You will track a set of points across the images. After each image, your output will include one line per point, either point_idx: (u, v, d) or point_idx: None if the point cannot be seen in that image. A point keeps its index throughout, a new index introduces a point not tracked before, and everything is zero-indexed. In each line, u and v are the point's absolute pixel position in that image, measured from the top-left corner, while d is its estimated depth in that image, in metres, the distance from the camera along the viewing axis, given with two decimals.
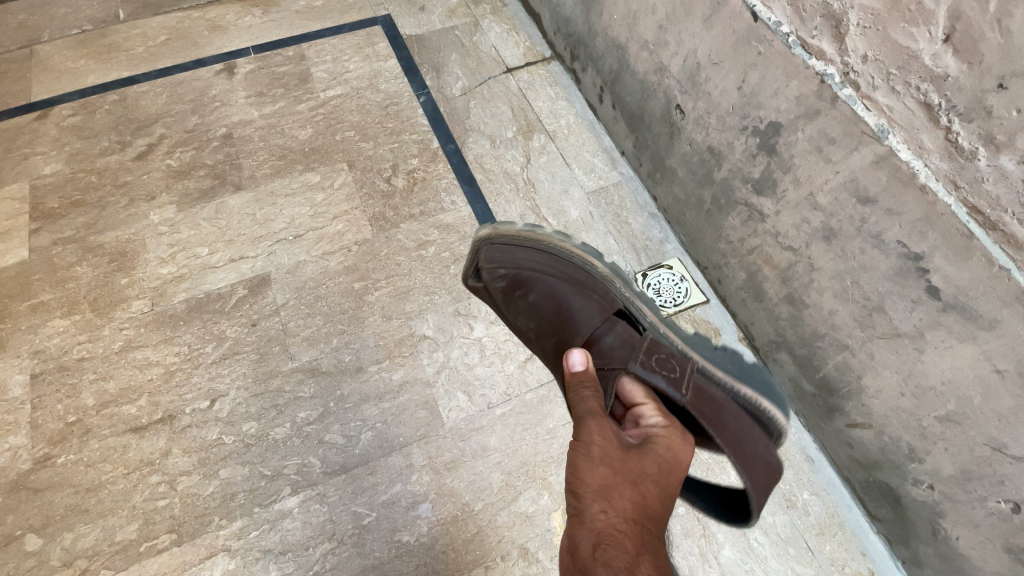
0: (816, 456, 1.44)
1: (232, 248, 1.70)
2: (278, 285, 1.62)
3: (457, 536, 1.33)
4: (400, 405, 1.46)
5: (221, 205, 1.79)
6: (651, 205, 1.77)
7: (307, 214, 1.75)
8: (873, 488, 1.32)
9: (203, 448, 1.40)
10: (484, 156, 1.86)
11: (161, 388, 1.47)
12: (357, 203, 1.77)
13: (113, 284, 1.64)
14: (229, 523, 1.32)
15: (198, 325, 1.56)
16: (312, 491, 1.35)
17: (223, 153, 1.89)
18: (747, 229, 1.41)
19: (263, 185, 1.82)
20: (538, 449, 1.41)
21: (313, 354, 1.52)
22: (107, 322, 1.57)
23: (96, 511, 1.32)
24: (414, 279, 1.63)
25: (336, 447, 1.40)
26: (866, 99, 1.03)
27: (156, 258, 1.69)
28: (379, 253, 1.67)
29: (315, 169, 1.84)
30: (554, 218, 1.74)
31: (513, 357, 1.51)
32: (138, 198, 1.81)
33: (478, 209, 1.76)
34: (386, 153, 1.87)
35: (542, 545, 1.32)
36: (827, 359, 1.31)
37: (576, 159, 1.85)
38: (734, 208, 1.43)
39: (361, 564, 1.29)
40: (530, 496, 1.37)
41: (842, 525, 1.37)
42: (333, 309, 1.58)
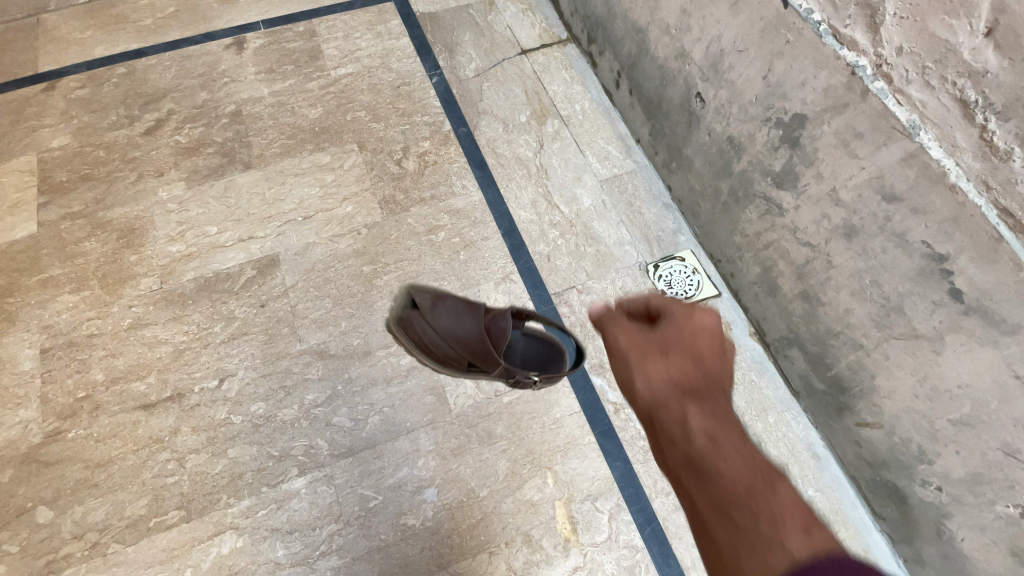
0: (822, 453, 1.43)
1: (242, 227, 1.68)
2: (287, 266, 1.61)
3: (462, 520, 1.33)
4: (407, 389, 1.46)
5: (230, 183, 1.77)
6: (665, 194, 1.73)
7: (317, 194, 1.73)
8: (879, 487, 1.32)
9: (211, 426, 1.40)
10: (496, 140, 1.82)
11: (170, 366, 1.48)
12: (367, 184, 1.74)
13: (122, 261, 1.64)
14: (237, 501, 1.32)
15: (207, 303, 1.56)
16: (320, 472, 1.36)
17: (232, 130, 1.87)
18: (764, 223, 1.38)
19: (273, 164, 1.80)
20: (545, 438, 1.41)
21: (322, 336, 1.52)
22: (117, 299, 1.57)
23: (106, 486, 1.33)
24: (424, 264, 1.62)
25: (344, 429, 1.41)
26: (898, 93, 1.00)
27: (165, 236, 1.68)
28: (389, 236, 1.66)
29: (325, 150, 1.81)
30: (567, 206, 1.71)
31: None
32: (146, 174, 1.80)
33: (489, 194, 1.73)
34: (397, 134, 1.84)
35: (546, 533, 1.32)
36: (839, 357, 1.30)
37: (590, 145, 1.81)
38: (752, 200, 1.40)
39: (367, 546, 1.30)
40: (535, 484, 1.36)
41: (845, 522, 1.36)
42: (342, 292, 1.57)
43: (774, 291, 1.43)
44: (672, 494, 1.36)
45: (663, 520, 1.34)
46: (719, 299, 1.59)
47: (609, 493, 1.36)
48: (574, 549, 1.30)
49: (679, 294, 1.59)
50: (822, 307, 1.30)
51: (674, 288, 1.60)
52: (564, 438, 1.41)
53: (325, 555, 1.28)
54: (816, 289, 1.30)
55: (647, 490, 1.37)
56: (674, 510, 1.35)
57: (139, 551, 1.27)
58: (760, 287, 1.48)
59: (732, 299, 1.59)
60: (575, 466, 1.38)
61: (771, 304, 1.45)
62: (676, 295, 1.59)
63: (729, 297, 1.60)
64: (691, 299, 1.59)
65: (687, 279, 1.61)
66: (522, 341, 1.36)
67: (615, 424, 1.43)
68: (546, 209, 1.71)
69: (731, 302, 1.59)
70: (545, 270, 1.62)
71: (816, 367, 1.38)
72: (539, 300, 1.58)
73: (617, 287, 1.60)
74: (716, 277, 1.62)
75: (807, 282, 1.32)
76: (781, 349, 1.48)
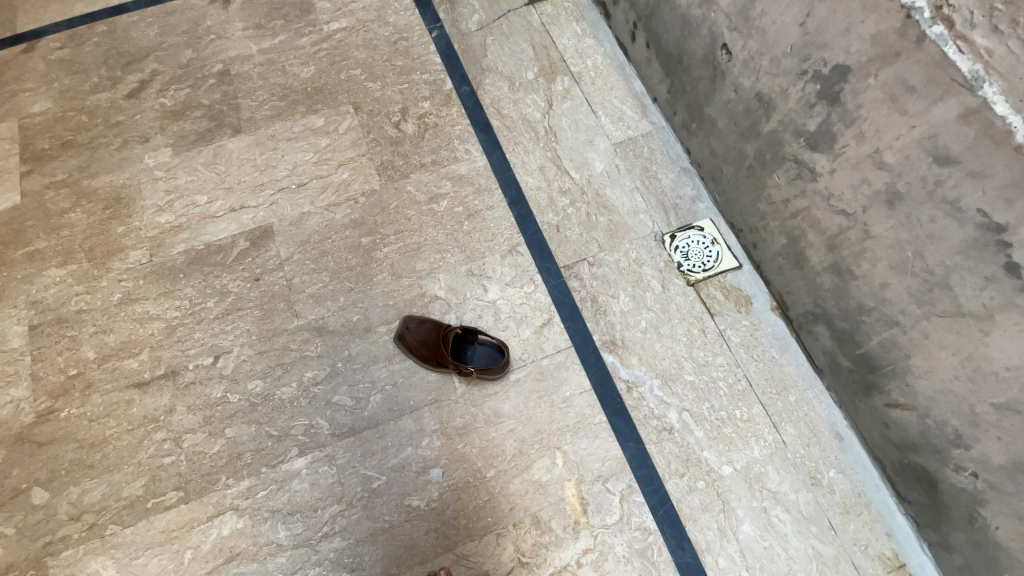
0: (846, 433, 1.36)
1: (233, 196, 1.59)
2: (281, 238, 1.53)
3: (468, 502, 1.28)
4: (410, 367, 1.39)
5: (219, 149, 1.67)
6: (683, 158, 1.61)
7: (311, 161, 1.63)
8: (907, 470, 1.25)
9: (207, 405, 1.35)
10: (501, 100, 1.69)
11: (163, 343, 1.42)
12: (364, 149, 1.63)
13: (109, 233, 1.56)
14: (236, 482, 1.28)
15: (198, 278, 1.49)
16: (321, 452, 1.31)
17: (220, 92, 1.75)
18: (793, 189, 1.27)
19: (264, 128, 1.68)
20: (554, 417, 1.35)
21: (320, 312, 1.44)
22: (105, 273, 1.50)
23: (102, 466, 1.30)
24: (426, 235, 1.53)
25: (344, 408, 1.35)
26: (960, 40, 0.89)
27: (152, 206, 1.59)
28: (388, 205, 1.56)
29: (318, 112, 1.70)
30: (577, 171, 1.60)
31: (528, 322, 1.44)
32: (131, 140, 1.69)
33: (494, 159, 1.62)
34: (395, 95, 1.71)
35: (555, 514, 1.27)
36: (870, 334, 1.21)
37: (603, 105, 1.68)
38: (781, 164, 1.28)
39: (370, 527, 1.26)
40: (543, 465, 1.31)
41: (868, 505, 1.31)
42: (340, 265, 1.49)
43: (801, 263, 1.33)
44: (687, 476, 1.30)
45: (677, 502, 1.28)
46: (740, 272, 1.49)
47: (621, 474, 1.30)
48: (584, 531, 1.26)
49: (697, 267, 1.49)
50: (855, 281, 1.20)
51: (692, 259, 1.50)
52: (574, 417, 1.35)
53: (328, 537, 1.25)
54: (848, 261, 1.20)
55: (660, 471, 1.31)
56: (689, 492, 1.29)
57: (138, 532, 1.25)
58: (785, 259, 1.38)
59: (753, 272, 1.49)
60: (585, 447, 1.32)
61: (797, 277, 1.36)
62: (694, 267, 1.49)
63: (750, 270, 1.50)
64: (710, 272, 1.49)
65: (705, 250, 1.51)
66: (484, 352, 1.40)
67: (628, 403, 1.36)
68: (555, 175, 1.60)
69: (753, 275, 1.49)
70: (554, 242, 1.52)
71: (843, 344, 1.29)
72: (548, 273, 1.49)
73: (631, 259, 1.50)
74: (737, 248, 1.52)
75: (840, 253, 1.21)
76: (805, 325, 1.39)
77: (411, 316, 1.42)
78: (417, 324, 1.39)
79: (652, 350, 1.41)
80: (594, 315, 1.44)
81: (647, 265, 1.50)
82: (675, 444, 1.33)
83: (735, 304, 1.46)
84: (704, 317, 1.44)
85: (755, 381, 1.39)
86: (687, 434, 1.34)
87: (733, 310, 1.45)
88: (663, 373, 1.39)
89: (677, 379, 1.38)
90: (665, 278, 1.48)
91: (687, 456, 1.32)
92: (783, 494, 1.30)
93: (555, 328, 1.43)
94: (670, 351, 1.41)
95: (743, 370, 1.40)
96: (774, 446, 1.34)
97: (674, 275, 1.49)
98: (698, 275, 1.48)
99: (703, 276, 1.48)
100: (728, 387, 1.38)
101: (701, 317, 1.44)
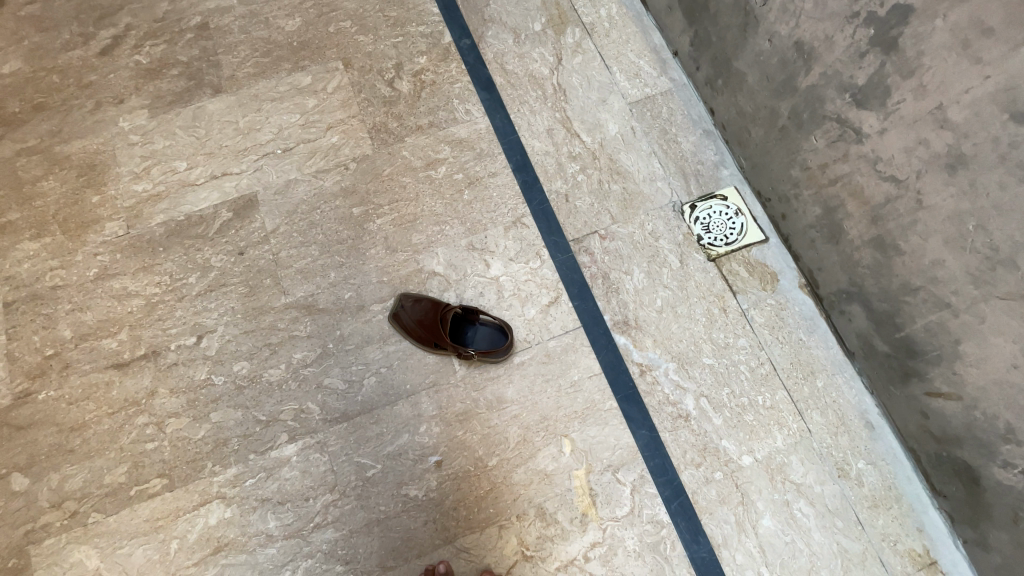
0: (877, 422, 1.25)
1: (214, 162, 1.47)
2: (266, 208, 1.41)
3: (469, 492, 1.20)
4: (406, 348, 1.29)
5: (198, 111, 1.53)
6: (706, 119, 1.46)
7: (297, 123, 1.49)
8: (945, 464, 1.15)
9: (191, 388, 1.27)
10: (505, 54, 1.53)
11: (143, 321, 1.32)
12: (355, 110, 1.49)
13: (84, 203, 1.45)
14: (223, 469, 1.21)
15: (179, 251, 1.38)
16: (312, 439, 1.23)
17: (199, 48, 1.60)
18: (833, 152, 1.14)
19: (246, 87, 1.54)
20: (560, 403, 1.25)
21: (309, 289, 1.34)
22: (80, 246, 1.40)
23: (82, 452, 1.23)
24: (422, 205, 1.40)
25: (336, 392, 1.26)
26: None
27: (129, 173, 1.47)
28: (381, 172, 1.43)
29: (305, 69, 1.55)
30: (588, 134, 1.45)
31: (534, 300, 1.33)
32: (104, 101, 1.56)
33: (497, 121, 1.47)
34: (388, 49, 1.55)
35: (561, 506, 1.19)
36: (914, 316, 1.09)
37: (618, 60, 1.51)
38: (820, 124, 1.15)
39: (366, 517, 1.19)
40: (550, 454, 1.22)
41: (899, 499, 1.21)
42: (330, 238, 1.38)
43: (836, 236, 1.20)
44: (704, 467, 1.21)
45: (693, 494, 1.19)
46: (766, 246, 1.36)
47: (633, 464, 1.22)
48: (593, 524, 1.18)
49: (718, 240, 1.36)
50: (900, 257, 1.08)
51: (713, 232, 1.37)
52: (583, 403, 1.25)
53: (320, 527, 1.18)
54: (893, 235, 1.08)
55: (675, 461, 1.21)
56: (705, 483, 1.20)
57: (121, 521, 1.19)
58: (819, 232, 1.24)
59: (781, 246, 1.36)
60: (594, 435, 1.23)
61: (831, 252, 1.23)
62: (715, 241, 1.36)
63: (777, 244, 1.36)
64: (732, 246, 1.36)
65: (728, 222, 1.37)
66: (485, 333, 1.29)
67: (641, 388, 1.26)
68: (564, 138, 1.45)
69: (780, 249, 1.35)
70: (562, 213, 1.39)
71: (880, 327, 1.17)
72: (555, 247, 1.37)
73: (647, 232, 1.37)
74: (763, 220, 1.38)
75: (884, 226, 1.09)
76: (837, 305, 1.26)
77: (407, 294, 1.31)
78: (413, 303, 1.29)
79: (668, 332, 1.30)
80: (605, 293, 1.33)
81: (665, 238, 1.37)
82: (692, 432, 1.23)
83: (760, 281, 1.33)
84: (725, 296, 1.33)
85: (779, 365, 1.28)
86: (705, 422, 1.24)
87: (757, 288, 1.33)
88: (680, 356, 1.28)
89: (694, 362, 1.28)
90: (683, 253, 1.36)
91: (704, 445, 1.22)
92: (807, 486, 1.21)
93: (563, 307, 1.32)
94: (687, 333, 1.30)
95: (767, 353, 1.29)
96: (799, 435, 1.24)
97: (693, 250, 1.36)
98: (720, 249, 1.36)
99: (725, 251, 1.36)
100: (750, 371, 1.27)
101: (722, 295, 1.32)
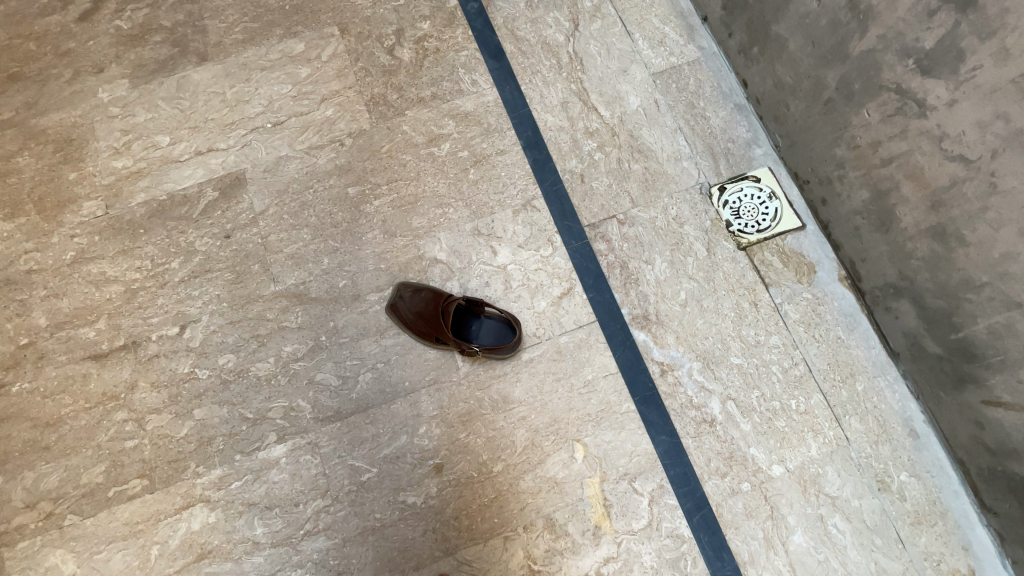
0: (922, 430, 1.13)
1: (199, 137, 1.34)
2: (255, 187, 1.29)
3: (471, 500, 1.11)
4: (405, 342, 1.19)
5: (183, 80, 1.38)
6: (738, 92, 1.31)
7: (289, 95, 1.36)
8: (999, 480, 1.03)
9: (173, 382, 1.18)
10: (517, 19, 1.39)
11: (123, 310, 1.22)
12: (351, 80, 1.36)
13: (60, 180, 1.32)
14: (207, 471, 1.13)
15: (161, 233, 1.27)
16: (302, 440, 1.14)
17: (184, 11, 1.43)
18: (889, 128, 1.00)
19: (234, 55, 1.39)
20: (573, 405, 1.14)
21: (301, 276, 1.23)
22: (56, 227, 1.28)
23: (58, 449, 1.14)
24: (424, 185, 1.28)
25: (329, 389, 1.17)
26: None
27: (108, 148, 1.34)
28: (379, 149, 1.31)
29: (297, 35, 1.40)
30: (607, 108, 1.32)
31: (544, 291, 1.21)
32: (83, 70, 1.40)
33: (507, 93, 1.34)
34: (389, 13, 1.41)
35: (572, 517, 1.09)
36: (975, 316, 0.96)
37: (641, 25, 1.37)
38: (874, 96, 1.01)
39: (360, 525, 1.10)
40: (560, 460, 1.12)
41: (945, 516, 1.09)
42: (323, 221, 1.26)
43: (886, 224, 1.07)
44: (729, 477, 1.10)
45: (717, 507, 1.09)
46: (803, 234, 1.23)
47: (651, 473, 1.11)
48: (606, 537, 1.08)
49: (750, 227, 1.23)
50: (963, 249, 0.95)
51: (744, 218, 1.24)
52: (597, 405, 1.14)
53: (311, 535, 1.10)
54: (957, 223, 0.95)
55: (698, 470, 1.11)
56: (731, 495, 1.10)
57: (99, 523, 1.11)
58: (865, 219, 1.11)
59: (819, 234, 1.22)
60: (609, 440, 1.13)
61: (878, 241, 1.10)
62: (746, 228, 1.23)
63: (815, 231, 1.23)
64: (765, 233, 1.23)
65: (760, 207, 1.24)
66: (491, 327, 1.18)
67: (661, 390, 1.15)
68: (581, 112, 1.32)
69: (818, 238, 1.22)
70: (577, 195, 1.27)
71: (932, 326, 1.05)
72: (568, 232, 1.25)
73: (670, 217, 1.25)
74: (800, 205, 1.24)
75: (945, 214, 0.96)
76: (881, 300, 1.14)
77: (406, 283, 1.20)
78: (412, 293, 1.18)
79: (693, 328, 1.18)
80: (623, 284, 1.21)
81: (690, 224, 1.24)
82: (717, 439, 1.12)
83: (796, 273, 1.21)
84: (757, 289, 1.20)
85: (815, 365, 1.16)
86: (731, 427, 1.13)
87: (791, 280, 1.20)
88: (705, 355, 1.17)
89: (721, 362, 1.16)
90: (710, 241, 1.23)
91: (730, 453, 1.11)
92: (843, 500, 1.10)
93: (576, 299, 1.21)
94: (714, 329, 1.18)
95: (802, 352, 1.17)
96: (836, 443, 1.12)
97: (722, 237, 1.23)
98: (751, 237, 1.23)
99: (757, 239, 1.23)
100: (783, 372, 1.16)
101: (753, 288, 1.20)
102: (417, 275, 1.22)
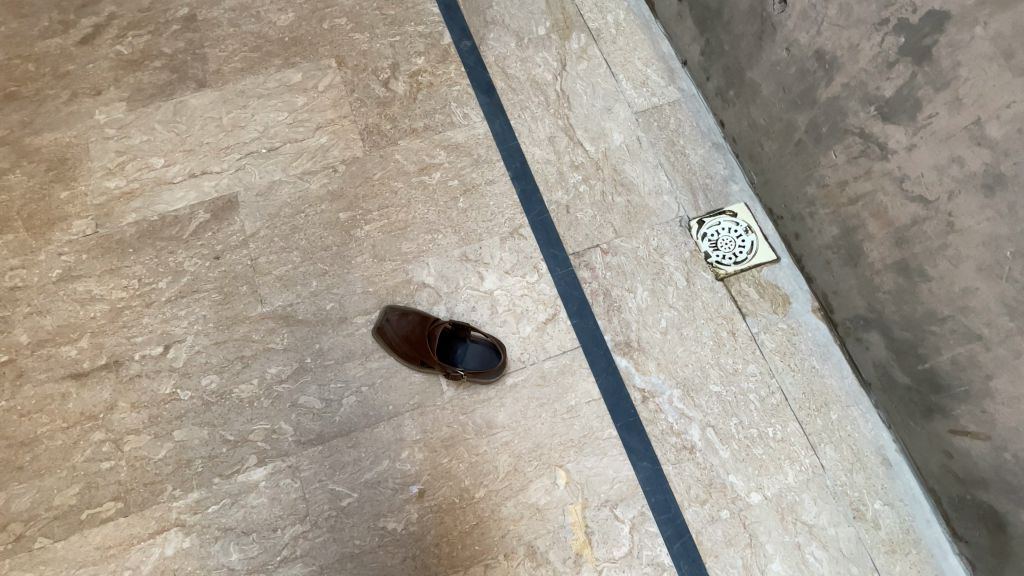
0: (894, 459, 1.16)
1: (193, 160, 1.36)
2: (246, 210, 1.32)
3: (453, 526, 1.10)
4: (390, 366, 1.20)
5: (181, 105, 1.42)
6: (715, 131, 1.38)
7: (284, 122, 1.40)
8: (969, 509, 1.05)
9: (154, 403, 1.17)
10: (507, 57, 1.46)
11: (107, 329, 1.22)
12: (346, 109, 1.41)
13: (51, 198, 1.33)
14: (184, 494, 1.11)
15: (150, 254, 1.28)
16: (283, 463, 1.13)
17: (185, 40, 1.47)
18: (854, 169, 1.07)
19: (232, 83, 1.43)
20: (555, 430, 1.16)
21: (289, 298, 1.24)
22: (44, 245, 1.28)
23: (31, 470, 1.12)
24: (414, 212, 1.32)
25: (313, 412, 1.16)
26: None
27: (101, 168, 1.36)
28: (371, 176, 1.35)
29: (296, 66, 1.45)
30: (592, 143, 1.38)
31: (530, 317, 1.24)
32: (81, 92, 1.42)
33: (497, 127, 1.39)
34: (385, 48, 1.47)
35: (553, 544, 1.09)
36: (939, 348, 1.01)
37: (625, 67, 1.44)
38: (840, 139, 1.08)
39: (338, 552, 1.08)
40: (542, 486, 1.12)
41: (918, 544, 1.11)
42: (313, 243, 1.29)
43: (855, 259, 1.13)
44: (709, 504, 1.12)
45: (696, 534, 1.10)
46: (777, 266, 1.28)
47: (632, 499, 1.12)
48: (587, 565, 1.08)
49: (727, 259, 1.28)
50: (926, 283, 1.01)
51: (721, 250, 1.29)
52: (580, 430, 1.16)
53: (288, 562, 1.08)
54: (919, 259, 1.01)
55: (678, 497, 1.12)
56: (711, 522, 1.11)
57: (70, 547, 1.07)
58: (835, 253, 1.17)
59: (793, 266, 1.28)
60: (591, 466, 1.14)
61: (848, 275, 1.15)
62: (723, 259, 1.28)
63: (789, 264, 1.28)
64: (742, 265, 1.28)
65: (737, 239, 1.29)
66: (476, 351, 1.20)
67: (643, 416, 1.17)
68: (566, 147, 1.38)
69: (792, 270, 1.27)
70: (562, 225, 1.31)
71: (901, 357, 1.09)
72: (554, 260, 1.28)
73: (652, 247, 1.29)
74: (774, 239, 1.30)
75: (909, 250, 1.02)
76: (853, 330, 1.18)
77: (393, 306, 1.22)
78: (399, 316, 1.20)
79: (673, 355, 1.21)
80: (606, 311, 1.24)
81: (670, 255, 1.29)
82: (697, 465, 1.14)
83: (771, 304, 1.25)
84: (734, 318, 1.24)
85: (791, 394, 1.19)
86: (711, 454, 1.15)
87: (767, 310, 1.25)
88: (684, 382, 1.19)
89: (701, 390, 1.19)
90: (690, 271, 1.28)
91: (709, 481, 1.13)
92: (820, 528, 1.11)
93: (561, 325, 1.23)
94: (693, 357, 1.21)
95: (778, 381, 1.20)
96: (811, 471, 1.15)
97: (701, 268, 1.28)
98: (728, 268, 1.28)
99: (734, 270, 1.27)
100: (760, 401, 1.19)
101: (730, 318, 1.24)
102: (404, 300, 1.24)
